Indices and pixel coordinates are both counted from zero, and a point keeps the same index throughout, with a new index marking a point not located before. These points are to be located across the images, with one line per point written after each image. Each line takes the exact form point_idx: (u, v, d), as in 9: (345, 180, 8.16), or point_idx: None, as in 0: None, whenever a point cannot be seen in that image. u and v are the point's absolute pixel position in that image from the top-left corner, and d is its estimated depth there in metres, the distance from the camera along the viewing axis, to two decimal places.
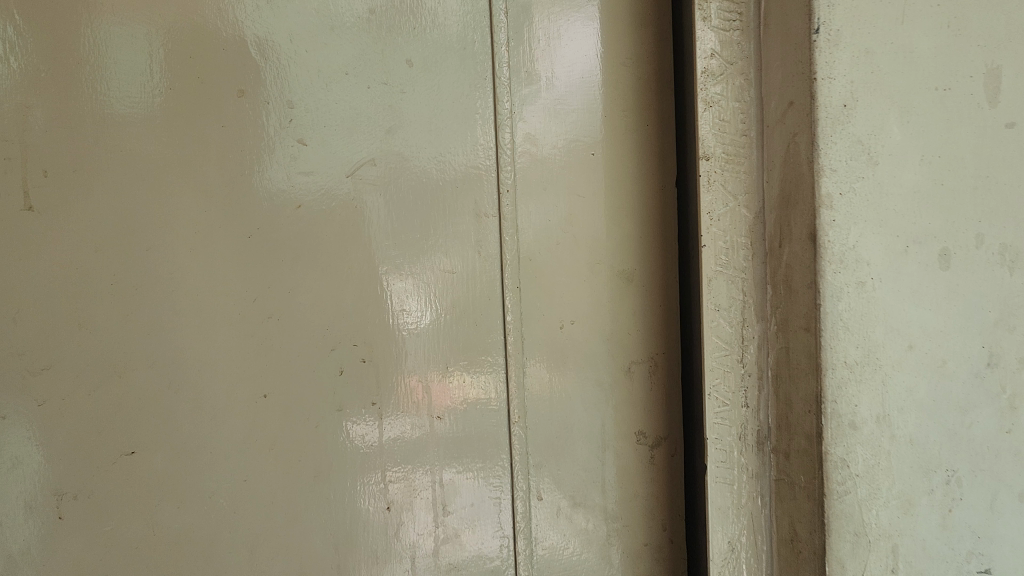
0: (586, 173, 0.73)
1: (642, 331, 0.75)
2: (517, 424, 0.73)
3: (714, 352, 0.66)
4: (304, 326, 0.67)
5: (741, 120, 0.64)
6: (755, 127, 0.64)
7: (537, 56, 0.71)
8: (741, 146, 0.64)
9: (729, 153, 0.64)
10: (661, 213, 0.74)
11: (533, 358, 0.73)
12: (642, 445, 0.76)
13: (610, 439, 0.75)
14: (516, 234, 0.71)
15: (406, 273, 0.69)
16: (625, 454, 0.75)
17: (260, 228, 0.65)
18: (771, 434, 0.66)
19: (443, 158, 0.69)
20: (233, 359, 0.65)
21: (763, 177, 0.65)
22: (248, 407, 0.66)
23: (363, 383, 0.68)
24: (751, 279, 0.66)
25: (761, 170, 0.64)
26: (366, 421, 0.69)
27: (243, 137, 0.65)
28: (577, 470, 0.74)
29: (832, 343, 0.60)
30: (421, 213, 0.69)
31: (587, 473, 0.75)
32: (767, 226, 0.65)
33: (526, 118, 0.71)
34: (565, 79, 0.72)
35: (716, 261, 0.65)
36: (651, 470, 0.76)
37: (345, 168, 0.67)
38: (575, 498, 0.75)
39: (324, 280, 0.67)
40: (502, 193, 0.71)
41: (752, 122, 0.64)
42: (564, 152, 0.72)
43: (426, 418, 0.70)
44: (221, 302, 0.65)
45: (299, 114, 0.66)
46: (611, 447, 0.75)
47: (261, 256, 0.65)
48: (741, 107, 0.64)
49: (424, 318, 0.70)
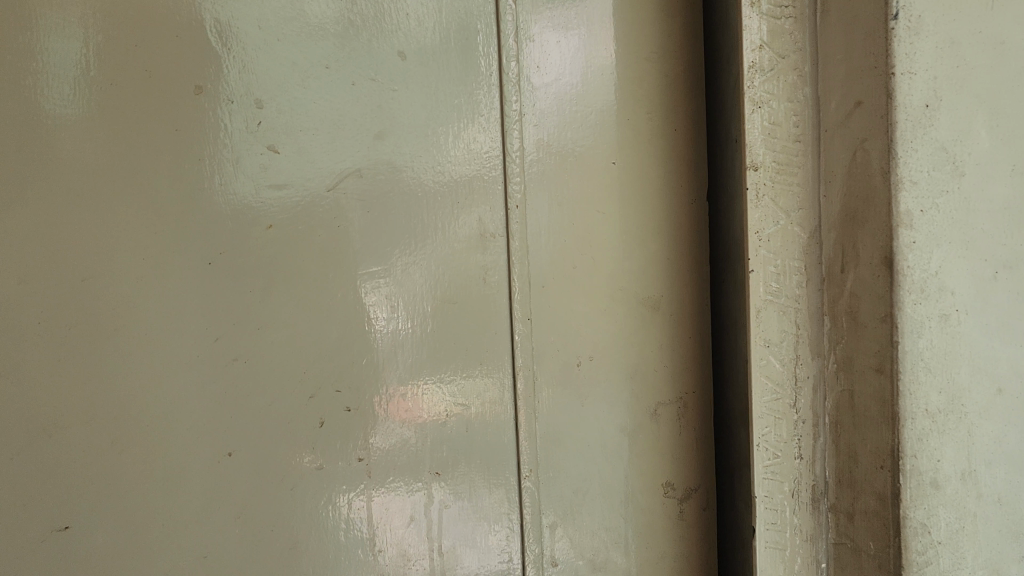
0: (606, 185, 0.63)
1: (670, 367, 0.65)
2: (528, 479, 0.62)
3: (762, 396, 0.56)
4: (276, 369, 0.55)
5: (794, 124, 0.55)
6: (810, 132, 0.55)
7: (548, 49, 0.61)
8: (793, 154, 0.55)
9: (780, 162, 0.55)
10: (690, 232, 0.65)
11: (546, 401, 0.62)
12: (670, 498, 0.66)
13: (634, 491, 0.65)
14: (525, 258, 0.61)
15: (398, 305, 0.58)
16: (650, 508, 0.65)
17: (224, 252, 0.54)
18: (829, 490, 0.57)
19: (441, 168, 0.59)
20: (191, 411, 0.53)
21: (821, 191, 0.55)
22: (209, 468, 0.54)
23: (347, 435, 0.57)
24: (806, 310, 0.56)
25: (817, 183, 0.55)
26: (351, 481, 0.57)
27: (201, 141, 0.53)
28: (596, 529, 0.64)
29: (911, 387, 0.50)
30: (416, 233, 0.59)
31: (608, 533, 0.65)
32: (824, 248, 0.55)
33: (537, 122, 0.61)
34: (580, 77, 0.62)
35: (765, 289, 0.55)
36: (682, 528, 0.66)
37: (325, 180, 0.56)
38: (595, 561, 0.64)
39: (299, 314, 0.56)
40: (508, 209, 0.61)
41: (806, 126, 0.55)
42: (581, 160, 0.62)
43: (422, 475, 0.59)
44: (176, 342, 0.53)
45: (270, 115, 0.55)
46: (634, 501, 0.65)
47: (225, 285, 0.54)
48: (794, 108, 0.55)
49: (419, 357, 0.59)
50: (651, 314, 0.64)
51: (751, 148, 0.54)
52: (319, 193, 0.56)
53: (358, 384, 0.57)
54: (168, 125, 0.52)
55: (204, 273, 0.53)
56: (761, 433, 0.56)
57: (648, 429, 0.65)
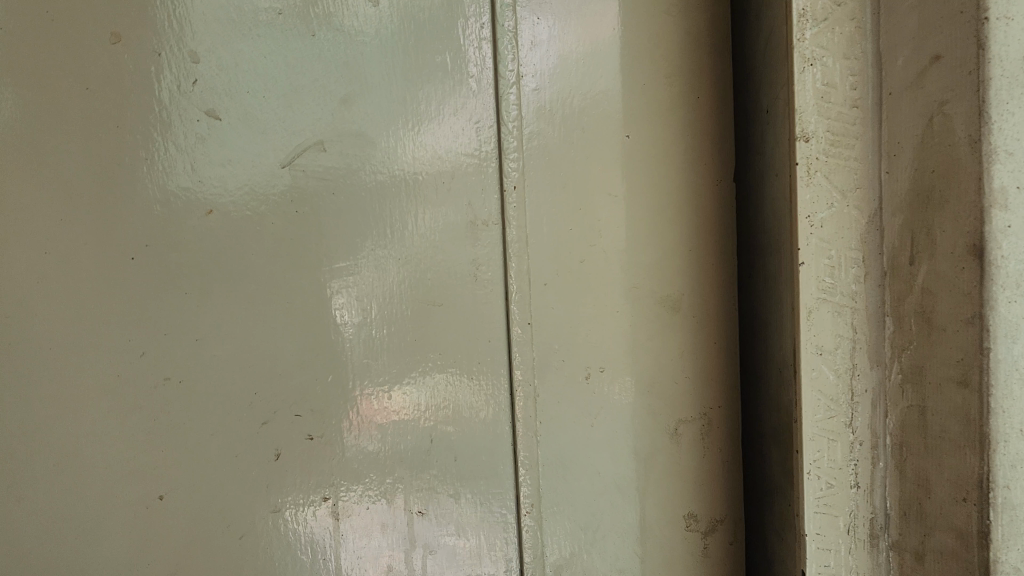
0: (619, 163, 0.52)
1: (693, 378, 0.55)
2: (528, 515, 0.51)
3: (813, 413, 0.46)
4: (219, 392, 0.44)
5: (852, 84, 0.46)
6: (870, 95, 0.46)
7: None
8: (851, 122, 0.46)
9: (835, 132, 0.45)
10: (716, 219, 0.55)
11: (549, 423, 0.52)
12: (693, 531, 0.56)
13: (652, 525, 0.55)
14: (524, 250, 0.50)
15: (371, 307, 0.47)
16: (670, 543, 0.55)
17: (150, 245, 0.42)
18: (892, 524, 0.48)
19: (422, 140, 0.48)
20: (112, 446, 0.42)
21: (883, 167, 0.46)
22: (137, 516, 0.43)
23: (309, 471, 0.46)
24: (864, 309, 0.47)
25: (879, 157, 0.46)
26: (313, 526, 0.46)
27: (119, 104, 0.42)
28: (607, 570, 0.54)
29: (1004, 403, 0.41)
30: (393, 220, 0.48)
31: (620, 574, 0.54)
32: (886, 235, 0.46)
33: (537, 86, 0.50)
34: (588, 33, 0.51)
35: (818, 286, 0.46)
36: (706, 565, 0.56)
37: (278, 155, 0.45)
38: None
39: (247, 322, 0.44)
40: (505, 192, 0.49)
41: (865, 88, 0.46)
42: (589, 132, 0.52)
43: (402, 515, 0.48)
44: (92, 359, 0.42)
45: (207, 72, 0.43)
46: (654, 537, 0.55)
47: (153, 287, 0.42)
48: (852, 65, 0.45)
49: (398, 371, 0.48)
50: (672, 316, 0.54)
51: (800, 115, 0.45)
52: (273, 172, 0.45)
53: (320, 407, 0.46)
54: (76, 84, 0.41)
55: (123, 275, 0.42)
56: (812, 459, 0.47)
57: (668, 452, 0.55)
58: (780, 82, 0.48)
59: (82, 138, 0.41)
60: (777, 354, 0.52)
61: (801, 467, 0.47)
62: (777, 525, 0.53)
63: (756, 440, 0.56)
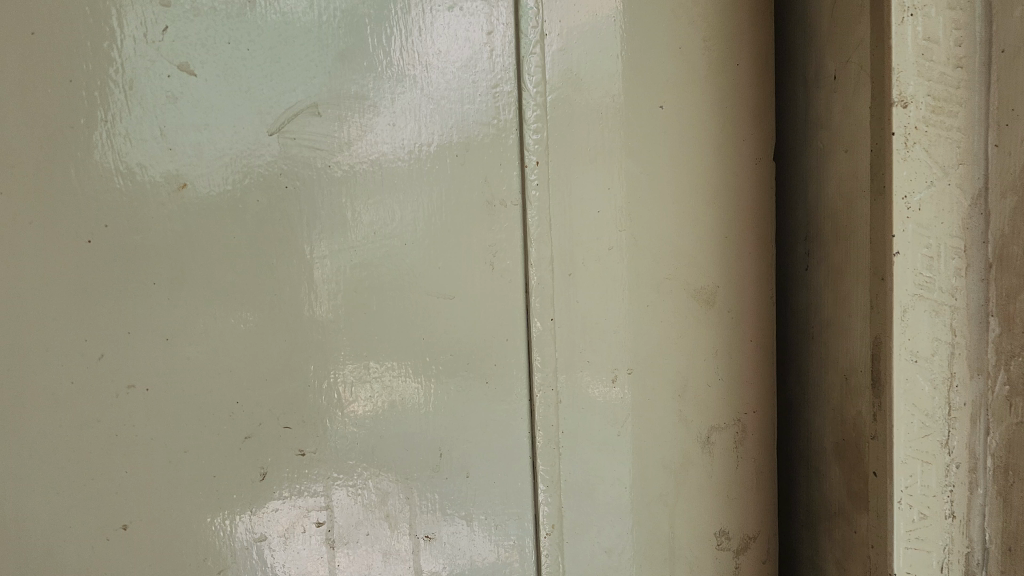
0: (655, 140, 0.46)
1: (727, 380, 0.49)
2: (548, 536, 0.45)
3: (907, 431, 0.42)
4: (194, 401, 0.37)
5: (957, 46, 0.41)
6: (978, 54, 0.41)
7: None
8: (955, 94, 0.41)
9: (938, 103, 0.41)
10: (754, 203, 0.49)
11: (572, 433, 0.45)
12: (724, 550, 0.50)
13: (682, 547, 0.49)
14: (547, 235, 0.44)
15: (373, 300, 0.40)
16: (700, 564, 0.50)
17: (110, 226, 0.35)
18: (989, 557, 0.43)
19: (432, 106, 0.41)
20: (63, 468, 0.35)
21: (987, 147, 0.41)
22: (93, 551, 0.36)
23: (301, 493, 0.39)
24: (965, 310, 0.42)
25: (987, 138, 0.41)
26: (307, 556, 0.40)
27: (74, 54, 0.34)
28: None
29: None
30: (397, 198, 0.41)
31: None
32: (991, 229, 0.42)
33: (562, 44, 0.43)
34: None
35: (914, 281, 0.41)
36: None
37: (265, 120, 0.37)
38: None
39: (228, 319, 0.37)
40: (525, 168, 0.43)
41: (970, 50, 0.41)
42: (623, 101, 0.45)
43: (408, 541, 0.42)
44: (37, 363, 0.34)
45: (180, 17, 0.36)
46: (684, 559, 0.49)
47: (113, 277, 0.35)
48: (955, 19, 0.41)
49: (405, 375, 0.41)
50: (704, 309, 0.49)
51: (897, 79, 0.40)
52: (260, 140, 0.37)
53: (313, 416, 0.39)
54: (23, 30, 0.33)
55: (77, 262, 0.35)
56: (905, 485, 0.42)
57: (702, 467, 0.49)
58: (855, 43, 0.43)
59: (36, 97, 0.34)
60: (832, 356, 0.46)
61: (891, 494, 0.42)
62: (832, 553, 0.47)
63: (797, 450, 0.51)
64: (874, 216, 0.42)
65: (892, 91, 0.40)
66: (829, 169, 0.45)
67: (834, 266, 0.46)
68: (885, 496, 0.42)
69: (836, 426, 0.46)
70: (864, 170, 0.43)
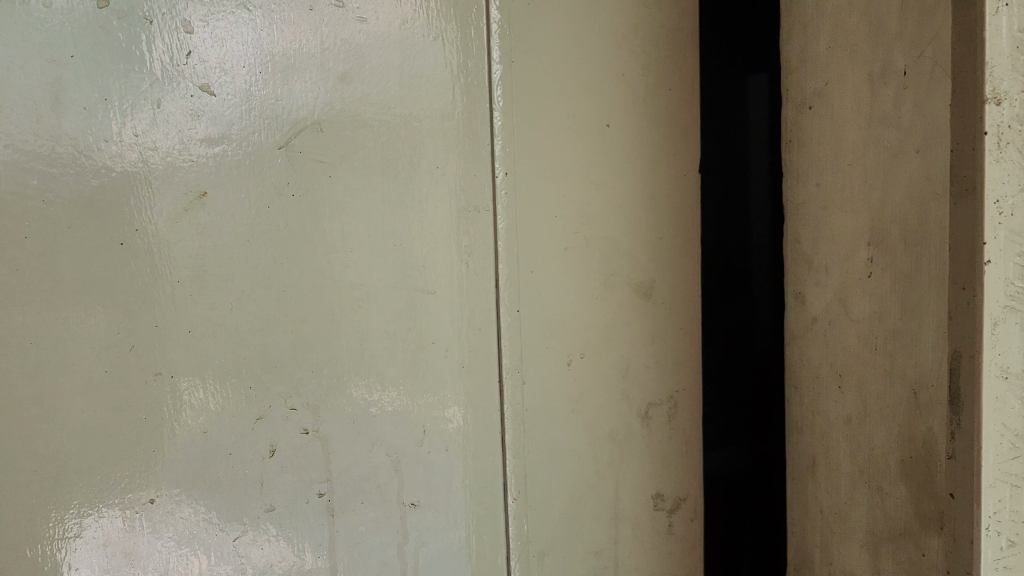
0: (602, 154, 0.53)
1: (669, 363, 0.55)
2: (515, 500, 0.52)
3: (996, 453, 0.37)
4: (220, 374, 0.45)
5: None
6: None
7: None
8: None
9: None
10: (702, 209, 0.55)
11: (536, 411, 0.52)
12: (659, 511, 0.56)
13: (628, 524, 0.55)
14: (512, 238, 0.50)
15: (369, 295, 0.47)
16: (638, 524, 0.56)
17: (151, 229, 0.43)
18: None
19: (413, 127, 0.48)
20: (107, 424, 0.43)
21: None
22: (130, 493, 0.44)
23: (306, 458, 0.47)
24: None
25: None
26: (313, 513, 0.47)
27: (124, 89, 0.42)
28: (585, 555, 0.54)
29: None
30: (388, 207, 0.47)
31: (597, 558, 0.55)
32: None
33: (528, 74, 0.50)
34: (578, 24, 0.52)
35: (1005, 291, 0.36)
36: (670, 545, 0.56)
37: (279, 141, 0.45)
38: None
39: (247, 308, 0.45)
40: (495, 179, 0.50)
41: None
42: (570, 121, 0.52)
43: (398, 503, 0.49)
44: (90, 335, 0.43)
45: (203, 56, 0.44)
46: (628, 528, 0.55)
47: (149, 271, 0.44)
48: None
49: (396, 360, 0.48)
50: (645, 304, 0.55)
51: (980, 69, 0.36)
52: (272, 159, 0.45)
53: (316, 398, 0.47)
54: (76, 65, 0.42)
55: (123, 256, 0.43)
56: (992, 510, 0.37)
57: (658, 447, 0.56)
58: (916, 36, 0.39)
59: (77, 118, 0.42)
60: (897, 365, 0.42)
61: (976, 519, 0.37)
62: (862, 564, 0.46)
63: (852, 467, 0.47)
64: (953, 216, 0.38)
65: (981, 85, 0.35)
66: (897, 166, 0.41)
67: (895, 269, 0.42)
68: (968, 522, 0.37)
69: (901, 442, 0.42)
70: (939, 171, 0.38)
